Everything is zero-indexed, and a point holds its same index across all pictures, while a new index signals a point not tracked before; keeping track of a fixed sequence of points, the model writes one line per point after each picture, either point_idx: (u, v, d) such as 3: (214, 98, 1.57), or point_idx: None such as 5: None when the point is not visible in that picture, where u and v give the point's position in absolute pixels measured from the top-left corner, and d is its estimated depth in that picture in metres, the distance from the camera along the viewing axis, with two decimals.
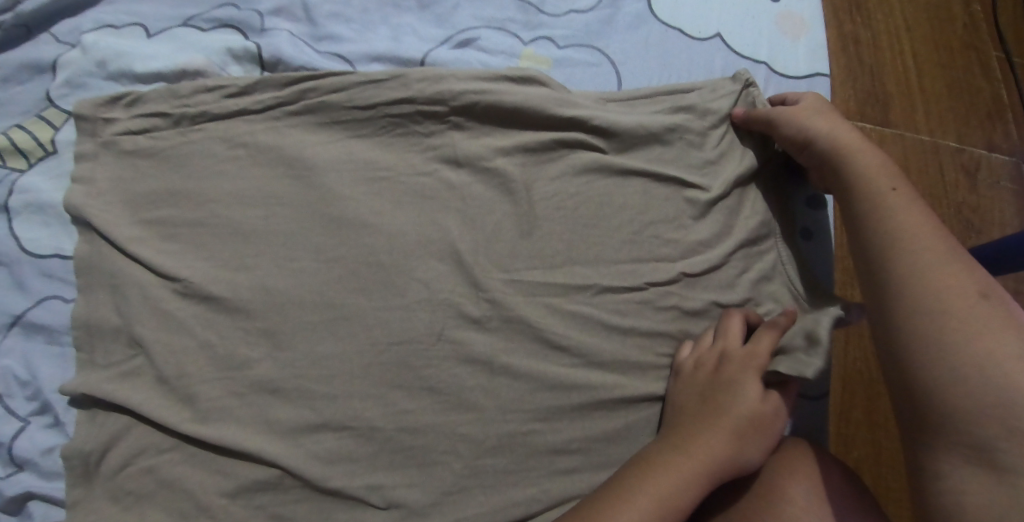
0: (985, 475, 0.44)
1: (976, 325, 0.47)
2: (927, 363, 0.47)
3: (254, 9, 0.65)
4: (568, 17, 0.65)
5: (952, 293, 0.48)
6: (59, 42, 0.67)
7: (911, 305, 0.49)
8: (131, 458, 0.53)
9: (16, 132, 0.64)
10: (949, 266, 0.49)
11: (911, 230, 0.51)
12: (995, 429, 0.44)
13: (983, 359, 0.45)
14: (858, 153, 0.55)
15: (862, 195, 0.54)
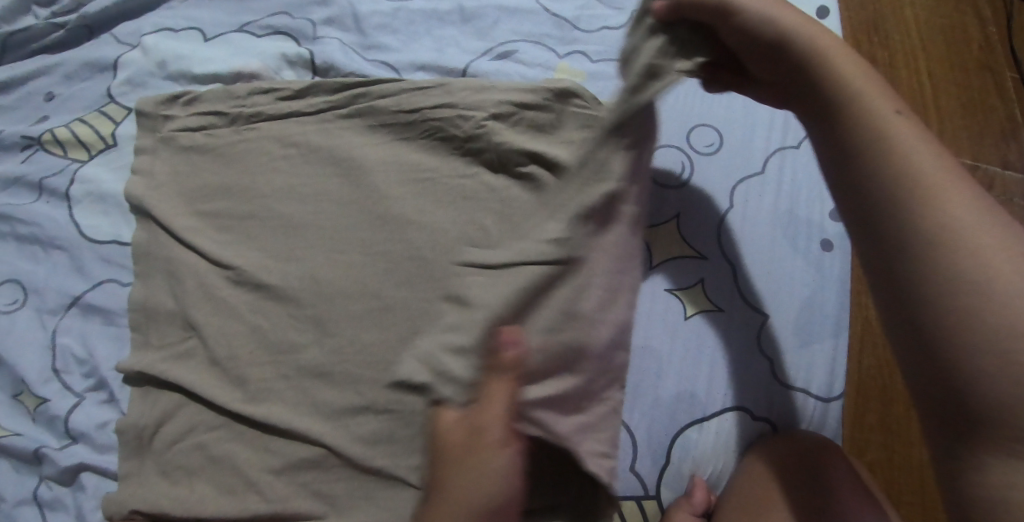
0: (1006, 451, 0.38)
1: (1009, 266, 0.39)
2: (942, 308, 0.40)
3: (307, 18, 0.69)
4: (601, 32, 0.69)
5: (970, 227, 0.41)
6: (119, 42, 0.71)
7: (941, 240, 0.41)
8: (182, 434, 0.56)
9: (78, 126, 0.68)
10: (955, 194, 0.43)
11: (915, 146, 0.45)
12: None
13: (1002, 290, 0.39)
14: (847, 73, 0.50)
15: (858, 111, 0.48)
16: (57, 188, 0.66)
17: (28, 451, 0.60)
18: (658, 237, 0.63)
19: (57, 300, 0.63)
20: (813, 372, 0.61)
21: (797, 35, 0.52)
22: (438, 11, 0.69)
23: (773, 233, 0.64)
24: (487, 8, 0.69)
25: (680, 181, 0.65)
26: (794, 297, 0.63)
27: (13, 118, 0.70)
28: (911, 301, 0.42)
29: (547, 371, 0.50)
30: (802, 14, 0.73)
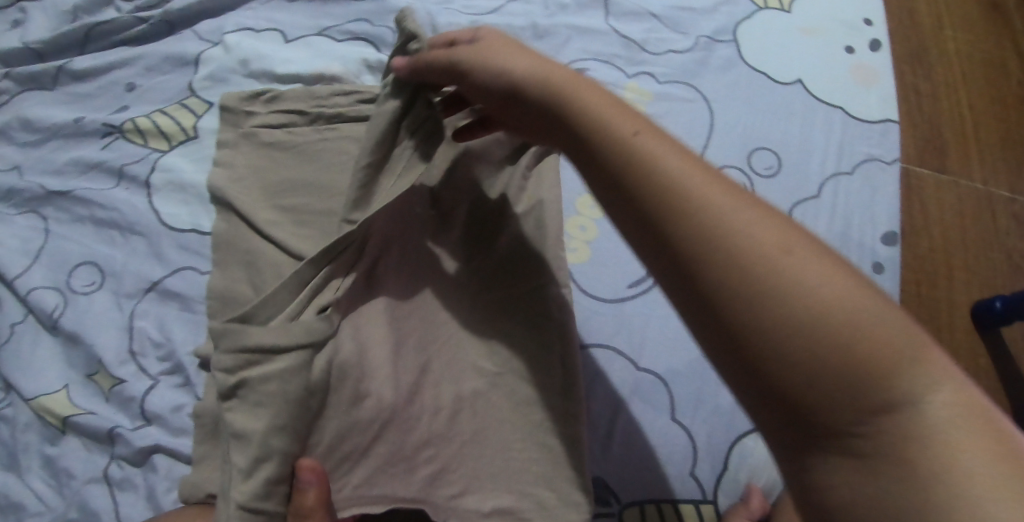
0: (849, 466, 0.33)
1: (822, 271, 0.34)
2: (765, 312, 0.34)
3: (387, 27, 0.72)
4: (667, 56, 0.72)
5: (750, 220, 0.36)
6: (201, 39, 0.74)
7: (705, 228, 0.36)
8: None
9: (159, 117, 0.70)
10: (705, 183, 0.37)
11: (666, 156, 0.38)
12: (860, 414, 0.32)
13: (806, 302, 0.33)
14: (565, 83, 0.43)
15: (585, 119, 0.42)
16: (136, 175, 0.68)
17: (101, 431, 0.61)
18: None
19: (135, 284, 0.65)
20: None
21: (528, 77, 0.44)
22: (512, 26, 0.71)
23: None
24: (559, 26, 0.71)
25: None
26: None
27: (92, 106, 0.72)
28: (716, 298, 0.35)
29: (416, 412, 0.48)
30: (855, 46, 0.76)
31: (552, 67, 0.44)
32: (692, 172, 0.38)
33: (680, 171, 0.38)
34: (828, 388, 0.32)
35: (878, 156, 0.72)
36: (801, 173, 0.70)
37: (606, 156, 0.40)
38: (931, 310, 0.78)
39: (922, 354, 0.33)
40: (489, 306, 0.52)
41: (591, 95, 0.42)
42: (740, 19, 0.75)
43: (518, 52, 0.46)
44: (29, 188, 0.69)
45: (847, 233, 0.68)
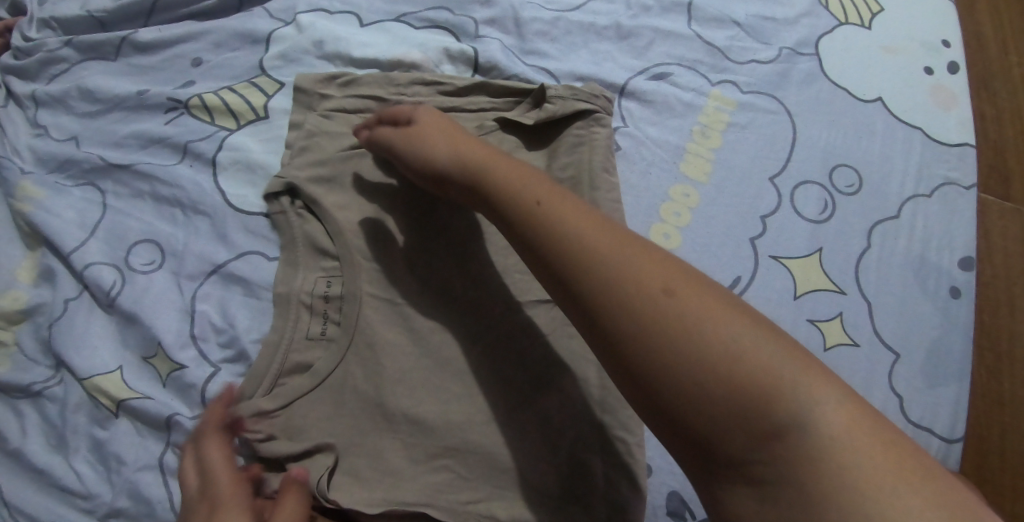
0: (754, 484, 0.40)
1: (716, 326, 0.42)
2: (670, 369, 0.42)
3: (469, 16, 0.71)
4: (750, 65, 0.72)
5: (660, 288, 0.44)
6: (272, 17, 0.71)
7: (615, 307, 0.45)
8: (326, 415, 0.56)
9: (228, 94, 0.68)
10: (624, 254, 0.46)
11: (570, 229, 0.48)
12: (756, 438, 0.40)
13: (706, 354, 0.42)
14: (487, 163, 0.54)
15: (511, 200, 0.51)
16: (202, 152, 0.66)
17: (158, 417, 0.59)
18: (804, 266, 0.64)
19: (196, 265, 0.63)
20: (938, 414, 0.62)
21: (448, 159, 0.55)
22: (596, 25, 0.72)
23: (905, 274, 0.66)
24: (643, 28, 0.72)
25: (824, 217, 0.66)
26: (924, 339, 0.64)
27: (155, 80, 0.70)
28: (638, 364, 0.44)
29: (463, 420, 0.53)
30: (934, 67, 0.75)
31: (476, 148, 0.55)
32: (590, 237, 0.47)
33: (580, 238, 0.47)
34: (733, 422, 0.41)
35: (956, 179, 0.70)
36: (881, 193, 0.68)
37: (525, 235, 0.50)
38: (992, 339, 0.77)
39: (805, 378, 0.41)
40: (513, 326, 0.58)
41: (511, 177, 0.52)
42: (821, 33, 0.74)
43: (447, 132, 0.56)
44: (89, 159, 0.67)
45: (926, 256, 0.67)
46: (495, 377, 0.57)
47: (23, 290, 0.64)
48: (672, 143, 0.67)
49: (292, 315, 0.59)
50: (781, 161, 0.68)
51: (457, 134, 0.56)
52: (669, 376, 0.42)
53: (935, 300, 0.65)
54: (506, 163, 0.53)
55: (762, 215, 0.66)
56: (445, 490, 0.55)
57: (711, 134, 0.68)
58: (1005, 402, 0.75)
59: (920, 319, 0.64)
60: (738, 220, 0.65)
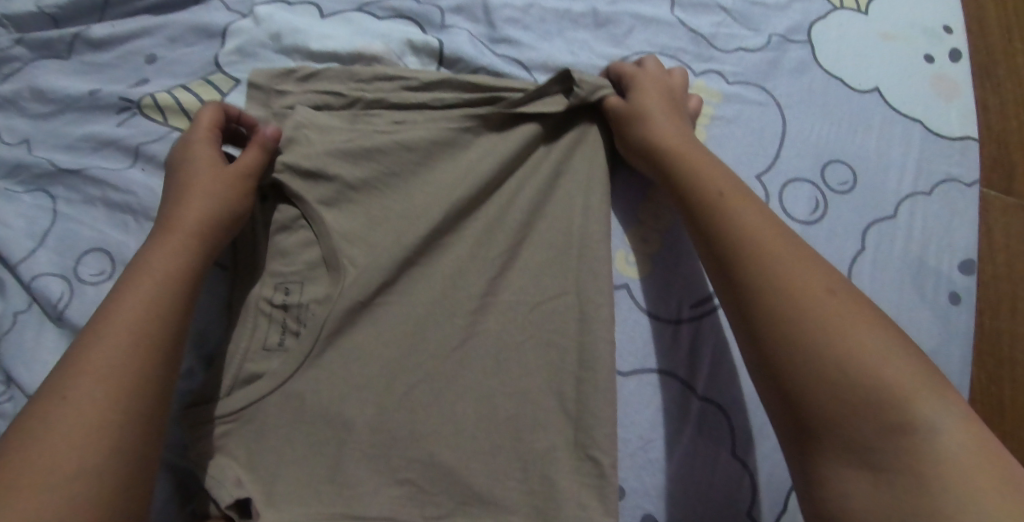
0: (861, 470, 0.42)
1: (863, 324, 0.45)
2: (813, 346, 0.45)
3: (435, 5, 0.67)
4: (737, 54, 0.67)
5: (822, 282, 0.47)
6: (229, 9, 0.68)
7: (773, 281, 0.47)
8: (280, 432, 0.53)
9: (181, 92, 0.64)
10: (791, 248, 0.49)
11: (747, 214, 0.51)
12: (879, 430, 0.42)
13: (852, 341, 0.44)
14: (669, 141, 0.57)
15: (693, 176, 0.55)
16: (154, 155, 0.63)
17: None
18: None
19: None
20: None
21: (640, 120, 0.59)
22: (571, 13, 0.68)
23: (902, 278, 0.62)
24: (621, 15, 0.68)
25: (816, 217, 0.62)
26: (921, 347, 0.60)
27: (109, 78, 0.67)
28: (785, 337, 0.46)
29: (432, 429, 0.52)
30: (934, 54, 0.70)
31: (691, 147, 0.57)
32: (759, 221, 0.51)
33: (751, 222, 0.51)
34: (856, 410, 0.43)
35: (957, 175, 0.66)
36: (877, 191, 0.64)
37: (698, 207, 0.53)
38: (992, 343, 0.73)
39: (936, 395, 0.42)
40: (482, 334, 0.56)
41: (689, 159, 0.56)
42: (814, 17, 0.70)
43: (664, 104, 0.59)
44: (38, 164, 0.64)
45: (924, 258, 0.62)
46: (459, 395, 0.54)
47: None
48: None
49: (250, 323, 0.56)
50: (770, 154, 0.64)
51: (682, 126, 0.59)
52: (806, 349, 0.45)
53: (934, 306, 0.61)
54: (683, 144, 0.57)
55: None
56: (407, 511, 0.52)
57: (693, 128, 0.64)
58: (1006, 410, 0.71)
59: (917, 326, 0.60)
60: None
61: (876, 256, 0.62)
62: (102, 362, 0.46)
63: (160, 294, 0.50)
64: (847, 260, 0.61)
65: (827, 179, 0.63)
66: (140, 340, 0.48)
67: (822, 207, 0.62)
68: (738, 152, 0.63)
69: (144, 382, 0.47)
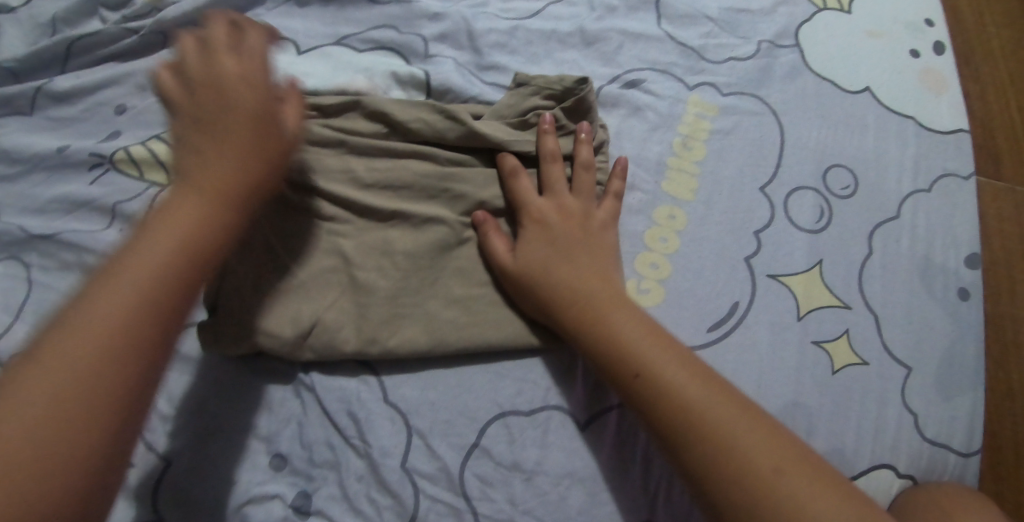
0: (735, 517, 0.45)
1: (809, 491, 0.44)
2: (736, 496, 0.45)
3: (417, 33, 0.65)
4: (729, 64, 0.66)
5: (721, 406, 0.47)
6: None
7: (664, 413, 0.48)
8: (307, 502, 0.52)
9: (157, 144, 0.61)
10: (663, 352, 0.50)
11: (618, 325, 0.51)
12: (741, 501, 0.45)
13: (718, 432, 0.46)
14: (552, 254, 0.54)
15: (583, 309, 0.52)
16: (132, 213, 0.59)
17: None
18: (806, 283, 0.59)
19: None
20: (954, 429, 0.59)
21: (535, 253, 0.54)
22: (559, 32, 0.66)
23: (911, 279, 0.61)
24: (609, 31, 0.66)
25: (821, 225, 0.61)
26: (935, 348, 0.60)
27: (78, 132, 0.63)
28: (708, 503, 0.46)
29: (456, 478, 0.52)
30: (920, 49, 0.70)
31: (581, 263, 0.54)
32: (651, 347, 0.50)
33: (623, 327, 0.51)
34: (731, 482, 0.45)
35: (954, 170, 0.66)
36: (879, 193, 0.63)
37: (586, 301, 0.52)
38: (998, 330, 0.75)
39: (774, 456, 0.45)
40: (501, 374, 0.55)
41: (565, 269, 0.53)
42: (800, 21, 0.69)
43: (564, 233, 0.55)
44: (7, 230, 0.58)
45: (931, 256, 0.62)
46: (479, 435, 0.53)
47: None
48: (652, 158, 0.62)
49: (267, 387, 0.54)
50: (774, 163, 0.63)
51: (573, 231, 0.55)
52: (695, 451, 0.47)
53: (942, 304, 0.62)
54: (564, 249, 0.54)
55: (755, 230, 0.60)
56: None
57: (693, 145, 0.62)
58: (1013, 394, 0.74)
59: (929, 326, 0.61)
60: (730, 241, 0.60)
61: (888, 258, 0.61)
62: (122, 321, 0.41)
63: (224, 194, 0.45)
64: (859, 265, 0.61)
65: (830, 185, 0.63)
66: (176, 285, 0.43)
67: (829, 215, 0.62)
68: (744, 165, 0.62)
69: (161, 311, 0.42)
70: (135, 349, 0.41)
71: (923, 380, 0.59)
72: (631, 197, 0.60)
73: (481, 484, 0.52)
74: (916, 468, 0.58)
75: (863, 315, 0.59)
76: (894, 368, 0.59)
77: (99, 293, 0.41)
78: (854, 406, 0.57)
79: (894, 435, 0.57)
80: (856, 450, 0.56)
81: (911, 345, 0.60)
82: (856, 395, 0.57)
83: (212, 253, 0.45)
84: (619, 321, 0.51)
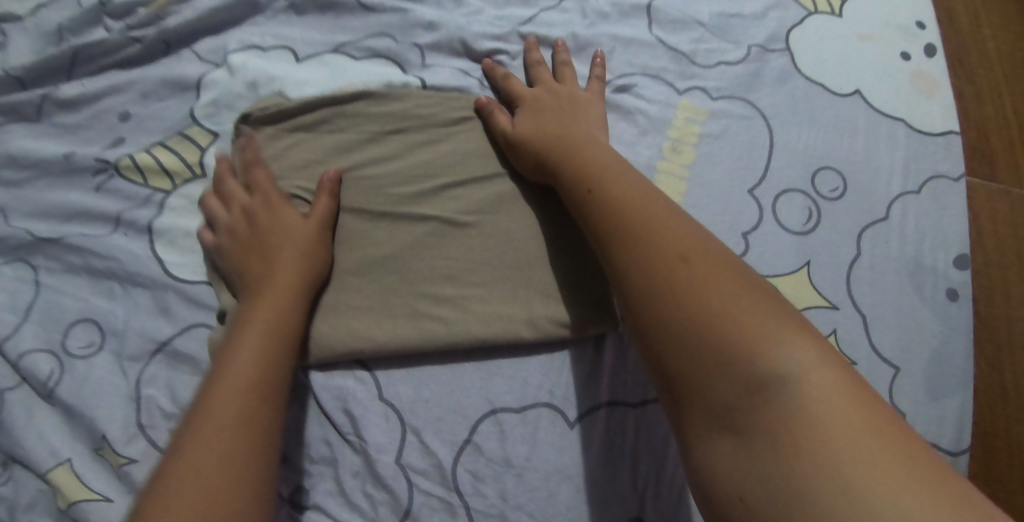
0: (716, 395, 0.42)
1: (843, 413, 0.39)
2: (713, 367, 0.43)
3: (412, 42, 0.66)
4: (719, 68, 0.67)
5: (717, 284, 0.45)
6: (202, 60, 0.66)
7: (656, 277, 0.47)
8: (304, 497, 0.54)
9: (161, 152, 0.63)
10: (669, 231, 0.49)
11: (625, 209, 0.51)
12: (721, 368, 0.42)
13: (713, 298, 0.45)
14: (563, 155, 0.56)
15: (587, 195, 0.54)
16: (137, 220, 0.61)
17: None
18: (793, 284, 0.60)
19: (138, 344, 0.57)
20: (942, 429, 0.60)
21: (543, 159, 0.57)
22: (551, 38, 0.67)
23: (900, 280, 0.62)
24: (600, 37, 0.67)
25: (809, 227, 0.62)
26: (923, 347, 0.61)
27: (83, 139, 0.65)
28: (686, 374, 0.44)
29: (449, 474, 0.54)
30: (911, 51, 0.71)
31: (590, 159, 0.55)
32: (655, 226, 0.49)
33: (627, 207, 0.51)
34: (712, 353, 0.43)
35: (944, 171, 0.66)
36: (869, 195, 0.64)
37: (593, 186, 0.53)
38: (993, 329, 0.76)
39: (770, 331, 0.43)
40: (492, 372, 0.56)
41: (574, 165, 0.55)
42: (791, 25, 0.70)
43: (571, 142, 0.57)
44: (15, 234, 0.60)
45: (920, 257, 0.63)
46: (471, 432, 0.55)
47: None
48: (641, 162, 0.63)
49: None
50: (763, 166, 0.64)
51: (582, 140, 0.57)
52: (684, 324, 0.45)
53: (931, 305, 0.62)
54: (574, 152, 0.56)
55: (743, 232, 0.61)
56: None
57: (682, 148, 0.64)
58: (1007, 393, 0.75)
59: (917, 326, 0.61)
60: (719, 243, 0.61)
61: (877, 259, 0.62)
62: (228, 435, 0.47)
63: (301, 285, 0.54)
64: (847, 266, 0.61)
65: (819, 187, 0.64)
66: (271, 372, 0.50)
67: (818, 216, 0.63)
68: (734, 168, 0.63)
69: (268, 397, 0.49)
70: (251, 429, 0.48)
71: (911, 380, 0.60)
72: None
73: (473, 480, 0.54)
74: None
75: (851, 316, 0.60)
76: (882, 367, 0.60)
77: (207, 416, 0.48)
78: None
79: None
80: None
81: (899, 344, 0.60)
82: None
83: (289, 346, 0.52)
84: (626, 205, 0.52)
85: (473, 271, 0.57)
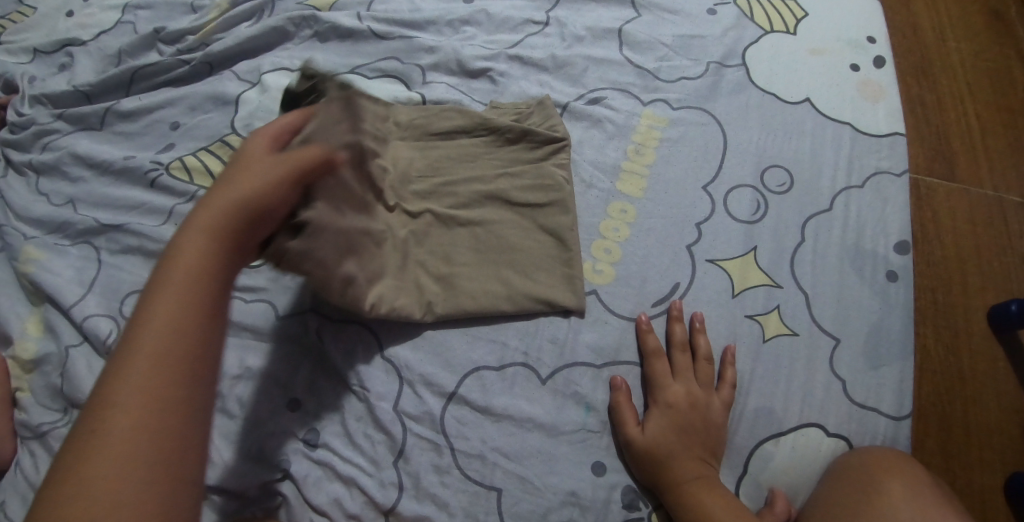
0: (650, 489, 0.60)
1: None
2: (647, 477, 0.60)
3: (416, 63, 0.78)
4: (680, 82, 0.77)
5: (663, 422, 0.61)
6: (239, 79, 0.78)
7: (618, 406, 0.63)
8: (314, 438, 0.63)
9: (206, 156, 0.75)
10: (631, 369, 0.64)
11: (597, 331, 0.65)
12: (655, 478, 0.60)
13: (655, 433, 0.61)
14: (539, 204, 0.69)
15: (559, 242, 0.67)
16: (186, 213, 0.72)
17: None
18: (741, 265, 0.69)
19: None
20: (883, 394, 0.66)
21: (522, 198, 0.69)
22: (534, 58, 0.78)
23: (841, 263, 0.70)
24: (576, 57, 0.78)
25: (757, 217, 0.71)
26: (862, 322, 0.68)
27: (140, 145, 0.77)
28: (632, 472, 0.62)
29: (437, 419, 0.63)
30: (859, 64, 0.79)
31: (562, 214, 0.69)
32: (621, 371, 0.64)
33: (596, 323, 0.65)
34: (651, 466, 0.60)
35: (888, 168, 0.74)
36: (814, 189, 0.72)
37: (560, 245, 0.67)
38: (947, 320, 0.80)
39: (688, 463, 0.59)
40: (476, 336, 0.66)
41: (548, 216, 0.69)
42: (747, 43, 0.79)
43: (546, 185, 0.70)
44: (84, 221, 0.73)
45: (861, 243, 0.71)
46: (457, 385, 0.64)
47: (31, 342, 0.68)
48: (609, 162, 0.72)
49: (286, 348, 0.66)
50: (717, 164, 0.73)
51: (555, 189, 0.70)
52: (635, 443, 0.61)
53: (871, 285, 0.69)
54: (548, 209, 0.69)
55: (697, 222, 0.70)
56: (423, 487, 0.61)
57: (645, 151, 0.73)
58: (963, 380, 0.78)
59: (857, 303, 0.69)
60: (675, 231, 0.69)
61: (819, 245, 0.70)
62: None
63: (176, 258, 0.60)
64: (791, 250, 0.70)
65: (768, 183, 0.72)
66: None
67: (765, 208, 0.71)
68: (692, 166, 0.72)
69: None
70: None
71: (852, 349, 0.67)
72: (592, 195, 0.71)
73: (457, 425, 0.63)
74: (845, 425, 0.65)
75: (794, 293, 0.68)
76: (823, 338, 0.67)
77: None
78: (783, 369, 0.66)
79: (822, 396, 0.65)
80: (785, 407, 0.65)
81: (839, 319, 0.68)
82: (787, 360, 0.66)
83: None
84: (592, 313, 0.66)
85: (462, 251, 0.67)
